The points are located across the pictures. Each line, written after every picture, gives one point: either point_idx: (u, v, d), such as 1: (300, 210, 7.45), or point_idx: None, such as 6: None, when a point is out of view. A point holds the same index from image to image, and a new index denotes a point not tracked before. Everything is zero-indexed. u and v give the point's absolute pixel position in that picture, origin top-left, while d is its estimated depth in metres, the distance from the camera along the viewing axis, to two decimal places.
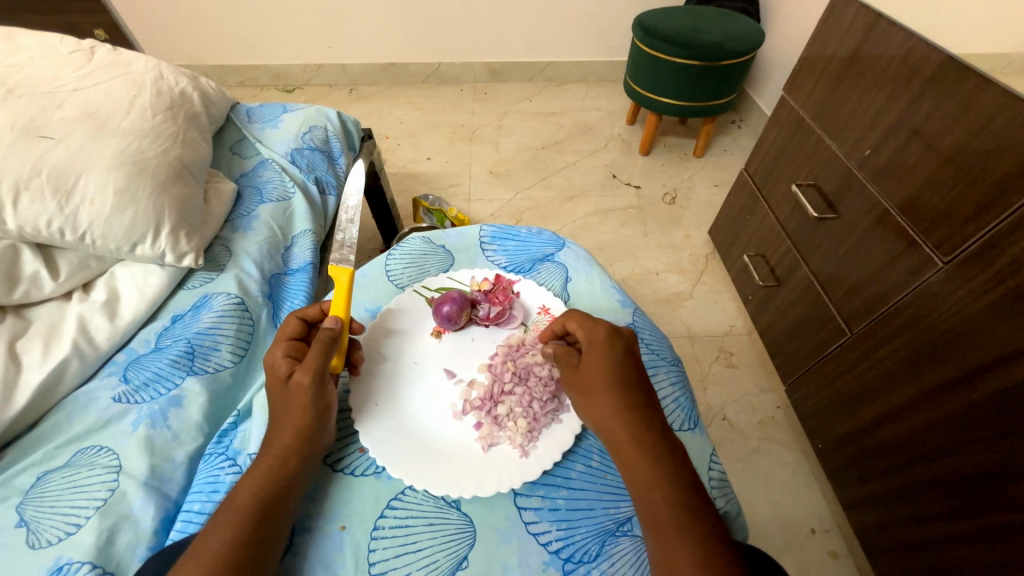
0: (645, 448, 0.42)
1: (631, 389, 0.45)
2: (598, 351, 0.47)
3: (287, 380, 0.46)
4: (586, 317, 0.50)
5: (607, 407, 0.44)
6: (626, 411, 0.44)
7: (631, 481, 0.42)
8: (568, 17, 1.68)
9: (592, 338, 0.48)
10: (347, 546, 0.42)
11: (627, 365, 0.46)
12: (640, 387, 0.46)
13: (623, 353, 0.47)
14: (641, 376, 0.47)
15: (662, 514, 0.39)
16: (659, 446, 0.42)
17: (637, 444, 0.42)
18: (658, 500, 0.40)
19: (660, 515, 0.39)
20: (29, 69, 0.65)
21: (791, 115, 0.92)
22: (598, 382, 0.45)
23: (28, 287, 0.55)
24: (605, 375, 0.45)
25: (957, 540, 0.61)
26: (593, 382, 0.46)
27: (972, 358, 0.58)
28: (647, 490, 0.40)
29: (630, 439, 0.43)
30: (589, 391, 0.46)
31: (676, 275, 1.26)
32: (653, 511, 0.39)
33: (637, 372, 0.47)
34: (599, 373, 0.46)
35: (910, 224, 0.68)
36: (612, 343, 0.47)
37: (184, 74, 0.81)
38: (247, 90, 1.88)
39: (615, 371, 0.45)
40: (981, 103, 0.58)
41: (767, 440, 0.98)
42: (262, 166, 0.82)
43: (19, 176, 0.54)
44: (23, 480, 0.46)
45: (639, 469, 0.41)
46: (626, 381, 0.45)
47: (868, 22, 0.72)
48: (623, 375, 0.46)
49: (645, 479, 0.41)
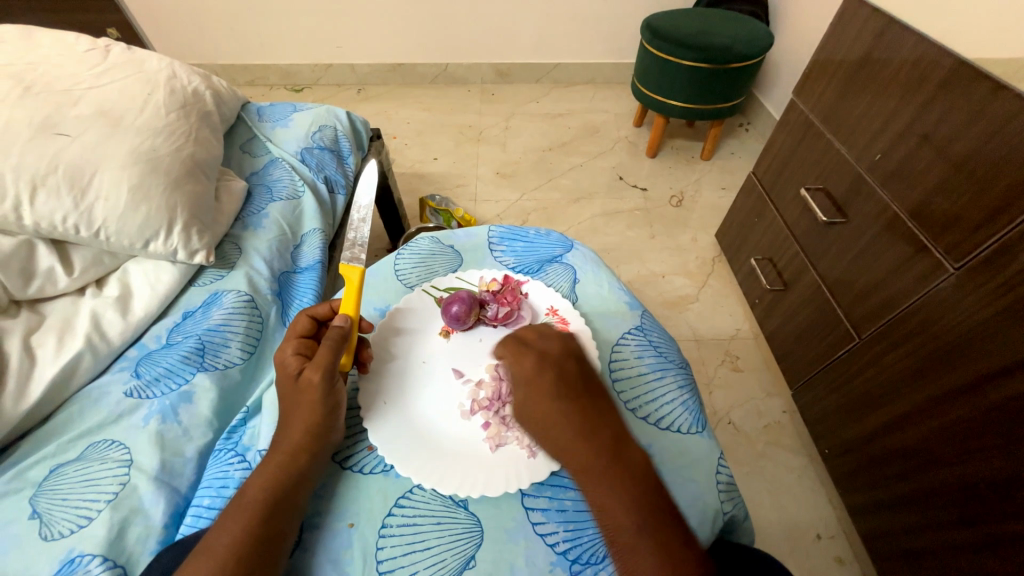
0: (604, 473, 0.41)
1: (572, 417, 0.44)
2: (535, 384, 0.46)
3: (297, 376, 0.46)
4: (524, 343, 0.49)
5: (562, 434, 0.43)
6: (572, 443, 0.43)
7: (596, 509, 0.41)
8: (577, 20, 1.69)
9: (525, 368, 0.47)
10: (356, 543, 0.43)
11: (564, 392, 0.45)
12: (590, 404, 0.45)
13: (567, 371, 0.47)
14: (586, 395, 0.46)
15: (632, 541, 0.38)
16: (618, 467, 0.41)
17: (597, 468, 0.41)
18: (624, 526, 0.39)
19: (630, 542, 0.38)
20: (45, 66, 0.66)
21: (800, 119, 0.92)
22: (546, 413, 0.44)
23: (43, 282, 0.56)
24: (551, 406, 0.44)
25: (963, 547, 0.61)
26: (539, 409, 0.45)
27: (980, 365, 0.58)
28: (611, 519, 0.40)
29: (591, 464, 0.42)
30: (542, 421, 0.45)
31: (682, 278, 1.26)
32: (622, 540, 0.39)
33: (578, 394, 0.45)
34: (548, 402, 0.45)
35: (920, 229, 0.67)
36: (543, 371, 0.46)
37: (197, 72, 0.81)
38: (256, 89, 1.89)
39: (560, 397, 0.45)
40: (994, 107, 0.57)
41: (773, 445, 0.98)
42: (273, 165, 0.83)
43: (36, 172, 0.55)
44: (37, 472, 0.47)
45: (603, 497, 0.40)
46: (568, 408, 0.44)
47: (880, 25, 0.72)
48: (566, 398, 0.45)
49: (610, 507, 0.40)
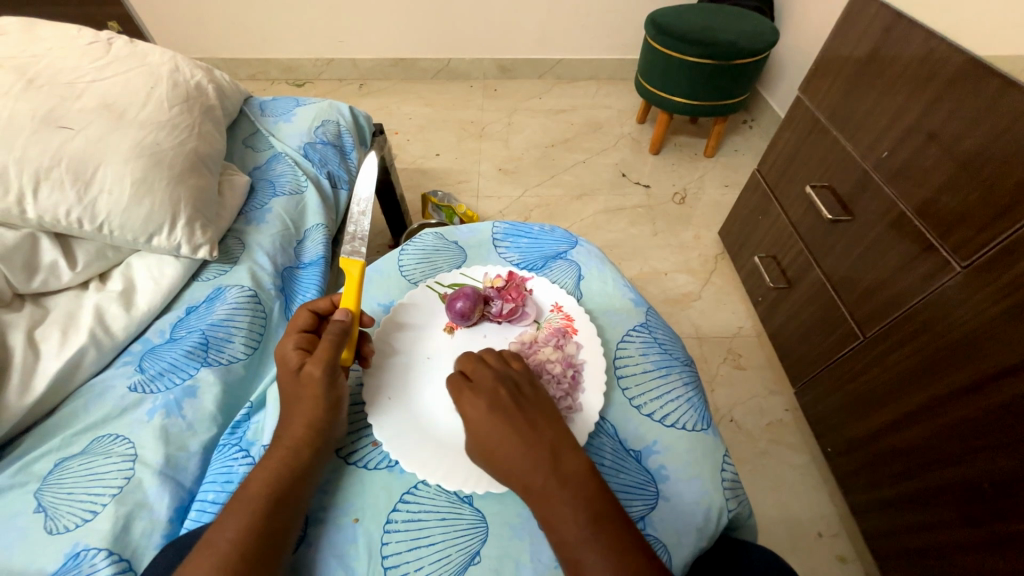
0: (544, 493, 0.40)
1: (508, 451, 0.42)
2: (472, 419, 0.45)
3: (298, 371, 0.46)
4: (465, 375, 0.48)
5: (502, 458, 0.43)
6: (516, 478, 0.42)
7: (547, 531, 0.40)
8: (580, 15, 1.68)
9: (462, 402, 0.46)
10: (361, 539, 0.43)
11: (498, 424, 0.44)
12: (525, 421, 0.44)
13: (500, 389, 0.46)
14: (521, 413, 0.44)
15: (581, 560, 0.38)
16: (557, 483, 0.40)
17: (537, 487, 0.41)
18: (572, 543, 0.38)
19: (580, 561, 0.38)
20: (48, 59, 0.65)
21: (806, 115, 0.91)
22: (484, 441, 0.44)
23: (46, 276, 0.56)
24: (490, 438, 0.43)
25: (967, 547, 0.61)
26: (476, 436, 0.44)
27: (986, 364, 0.58)
28: (560, 539, 0.39)
29: (531, 486, 0.41)
30: (483, 447, 0.44)
31: (684, 275, 1.26)
32: (573, 559, 0.38)
33: (513, 422, 0.44)
34: (483, 428, 0.44)
35: (927, 227, 0.67)
36: (476, 401, 0.45)
37: (200, 66, 0.81)
38: (258, 84, 1.89)
39: (491, 422, 0.44)
40: (1003, 104, 0.57)
41: (776, 443, 0.98)
42: (276, 159, 0.82)
43: (39, 165, 0.55)
44: (41, 466, 0.47)
45: (549, 516, 0.40)
46: (503, 440, 0.43)
47: (888, 21, 0.71)
48: (499, 420, 0.44)
49: (558, 528, 0.39)
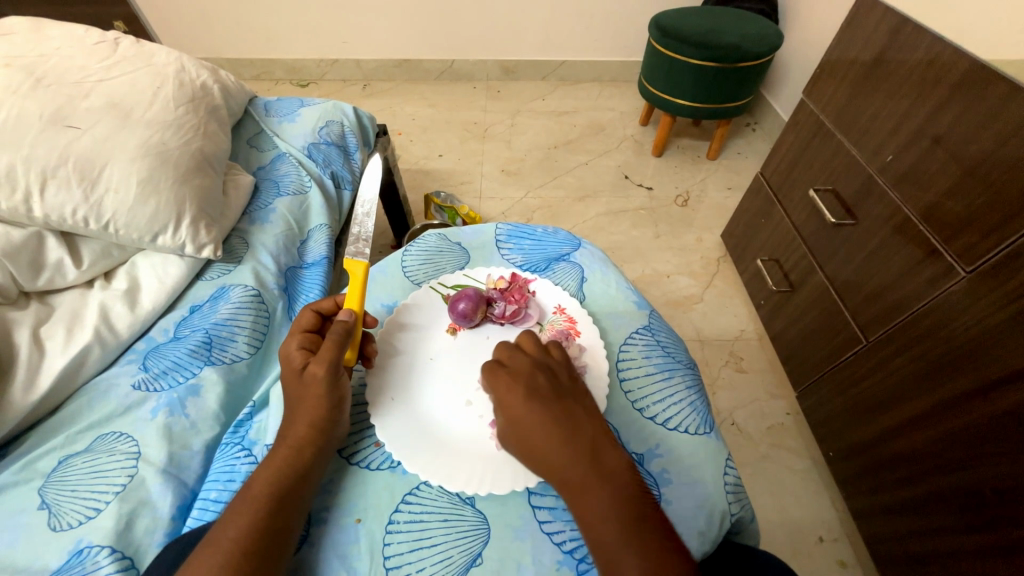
0: (583, 485, 0.40)
1: (547, 439, 0.42)
2: (510, 405, 0.45)
3: (301, 371, 0.46)
4: (501, 364, 0.48)
5: (540, 447, 0.42)
6: (554, 467, 0.42)
7: (581, 523, 0.40)
8: (584, 17, 1.68)
9: (500, 389, 0.46)
10: (363, 539, 0.43)
11: (538, 411, 0.43)
12: (565, 412, 0.44)
13: (539, 379, 0.46)
14: (561, 404, 0.44)
15: (616, 555, 0.37)
16: (596, 476, 0.40)
17: (575, 478, 0.40)
18: (607, 538, 0.38)
19: (614, 556, 0.37)
20: (56, 58, 0.66)
21: (810, 119, 0.91)
22: (523, 429, 0.44)
23: (52, 274, 0.56)
24: (529, 423, 0.43)
25: (970, 553, 0.60)
26: (514, 425, 0.44)
27: (990, 370, 0.57)
28: (594, 532, 0.39)
29: (569, 477, 0.41)
30: (521, 436, 0.44)
31: (686, 278, 1.26)
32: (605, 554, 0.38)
33: (553, 410, 0.44)
34: (522, 417, 0.44)
35: (931, 232, 0.67)
36: (514, 389, 0.45)
37: (205, 66, 0.81)
38: (262, 83, 1.89)
39: (531, 411, 0.44)
40: (1010, 109, 0.57)
41: (777, 447, 0.98)
42: (280, 160, 0.83)
43: (47, 164, 0.55)
44: (46, 463, 0.47)
45: (585, 509, 0.39)
46: (543, 427, 0.43)
47: (894, 25, 0.72)
48: (540, 409, 0.44)
49: (592, 521, 0.39)
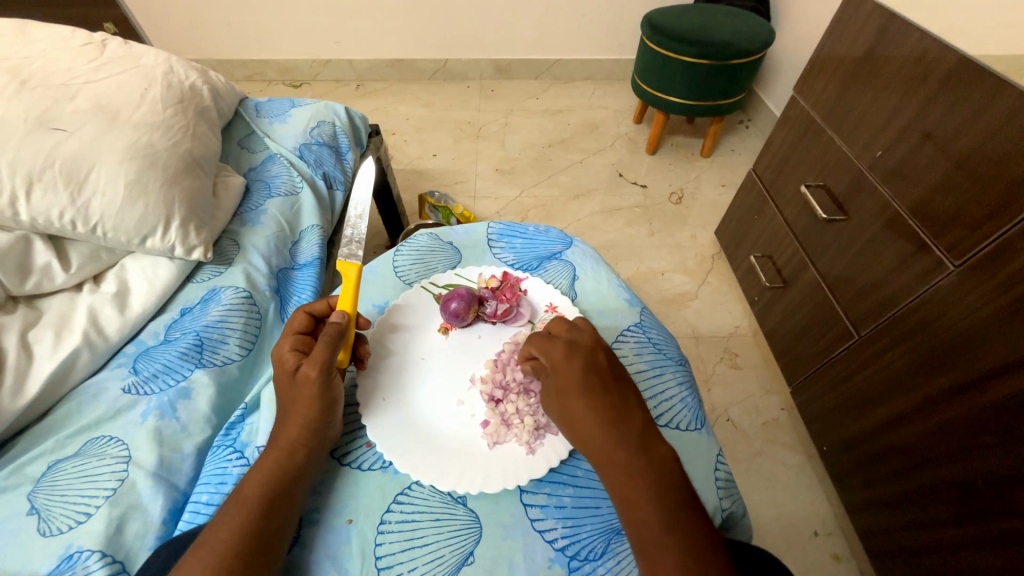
0: (630, 464, 0.40)
1: (601, 413, 0.43)
2: (563, 375, 0.45)
3: (294, 373, 0.46)
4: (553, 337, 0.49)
5: (590, 423, 0.42)
6: (603, 441, 0.42)
7: (620, 501, 0.40)
8: (577, 15, 1.68)
9: (553, 358, 0.46)
10: (354, 540, 0.43)
11: (594, 385, 0.44)
12: (617, 394, 0.44)
13: (597, 359, 0.46)
14: (614, 384, 0.45)
15: (654, 536, 0.37)
16: (644, 460, 0.40)
17: (624, 457, 0.40)
18: (646, 519, 0.38)
19: (649, 534, 0.38)
20: (42, 61, 0.65)
21: (801, 115, 0.92)
22: (574, 404, 0.43)
23: (40, 278, 0.56)
24: (582, 397, 0.43)
25: (961, 546, 0.61)
26: (566, 400, 0.44)
27: (980, 363, 0.58)
28: (631, 510, 0.39)
29: (617, 455, 0.41)
30: (569, 413, 0.44)
31: (680, 275, 1.26)
32: (640, 530, 0.38)
33: (609, 388, 0.44)
34: (574, 393, 0.44)
35: (921, 226, 0.67)
36: (571, 360, 0.45)
37: (194, 67, 0.81)
38: (255, 84, 1.89)
39: (587, 386, 0.44)
40: (997, 104, 0.57)
41: (771, 442, 0.98)
42: (271, 160, 0.82)
43: (32, 168, 0.55)
44: (35, 468, 0.47)
45: (627, 487, 0.39)
46: (599, 402, 0.43)
47: (883, 21, 0.72)
48: (596, 386, 0.44)
49: (632, 499, 0.39)
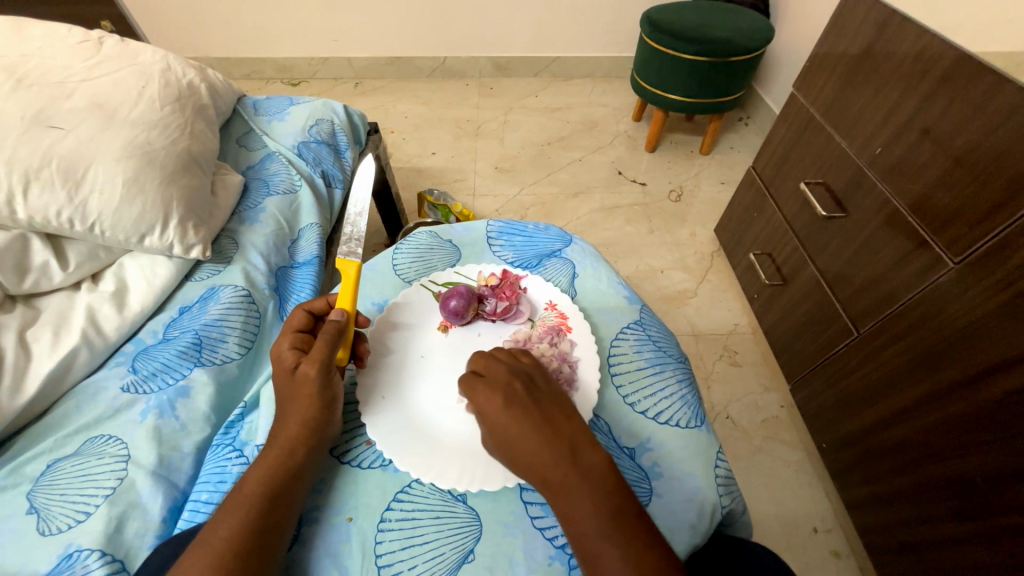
0: (565, 486, 0.39)
1: (525, 441, 0.41)
2: (485, 412, 0.44)
3: (293, 371, 0.46)
4: (477, 373, 0.47)
5: (521, 451, 0.42)
6: (535, 469, 0.41)
7: (565, 523, 0.39)
8: (576, 12, 1.67)
9: (477, 396, 0.45)
10: (355, 538, 0.43)
11: (515, 414, 0.43)
12: (540, 415, 0.43)
13: (514, 382, 0.45)
14: (539, 409, 0.43)
15: (600, 555, 0.37)
16: (578, 477, 0.40)
17: (556, 479, 0.40)
18: (593, 539, 0.38)
19: (596, 552, 0.37)
20: (38, 59, 0.65)
21: (801, 113, 0.91)
22: (501, 436, 0.43)
23: (37, 277, 0.56)
24: (506, 428, 0.42)
25: (960, 540, 0.61)
26: (493, 430, 0.43)
27: (979, 359, 0.58)
28: (577, 532, 0.39)
29: (552, 478, 0.40)
30: (503, 442, 0.43)
31: (680, 273, 1.26)
32: (588, 552, 0.38)
33: (530, 410, 0.43)
34: (501, 422, 0.43)
35: (920, 223, 0.67)
36: (492, 397, 0.44)
37: (192, 65, 0.80)
38: (253, 83, 1.88)
39: (507, 415, 0.43)
40: (997, 101, 0.57)
41: (771, 439, 0.98)
42: (270, 158, 0.82)
43: (30, 166, 0.54)
44: (34, 467, 0.46)
45: (569, 509, 0.39)
46: (522, 429, 0.42)
47: (882, 18, 0.72)
48: (518, 416, 0.43)
49: (576, 522, 0.39)
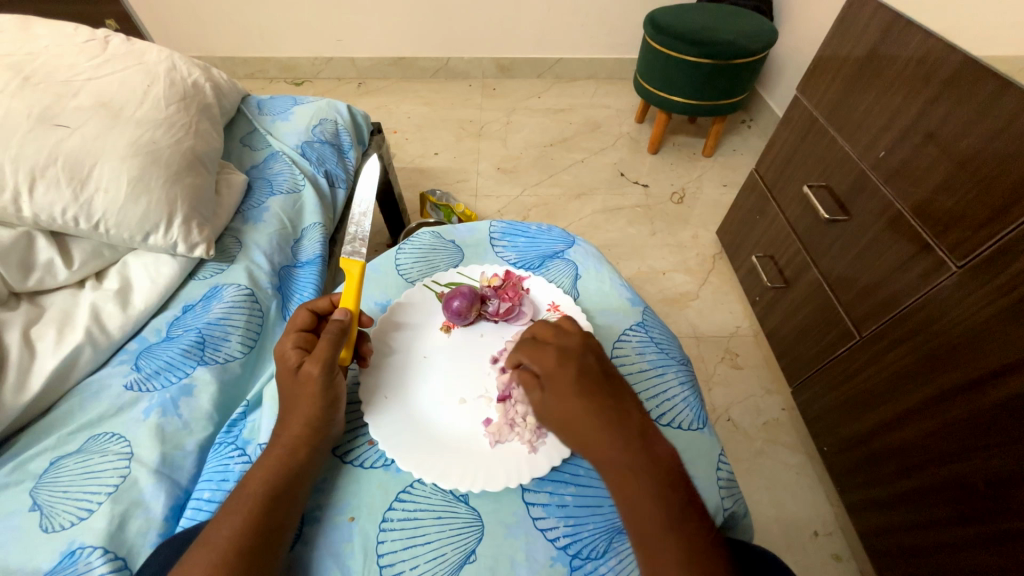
0: (633, 468, 0.39)
1: (598, 415, 0.41)
2: (558, 381, 0.43)
3: (297, 370, 0.46)
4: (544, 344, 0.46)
5: (589, 427, 0.41)
6: (602, 444, 0.40)
7: (621, 503, 0.39)
8: (579, 14, 1.68)
9: (546, 366, 0.44)
10: (356, 537, 0.43)
11: (590, 387, 0.42)
12: (614, 395, 0.42)
13: (588, 359, 0.44)
14: (610, 389, 0.43)
15: (656, 537, 0.37)
16: (645, 461, 0.39)
17: (624, 457, 0.39)
18: (651, 522, 0.38)
19: (650, 534, 0.37)
20: (45, 57, 0.65)
21: (804, 115, 0.91)
22: (570, 409, 0.41)
23: (42, 274, 0.56)
24: (578, 403, 0.41)
25: (961, 545, 0.61)
26: (563, 403, 0.42)
27: (981, 364, 0.58)
28: (634, 512, 0.38)
29: (619, 457, 0.40)
30: (570, 417, 0.42)
31: (682, 275, 1.26)
32: (641, 533, 0.38)
33: (604, 388, 0.43)
34: (572, 397, 0.42)
35: (924, 227, 0.67)
36: (565, 368, 0.43)
37: (197, 64, 0.81)
38: (257, 82, 1.89)
39: (582, 389, 0.42)
40: (1000, 104, 0.57)
41: (772, 442, 0.98)
42: (273, 158, 0.82)
43: (35, 164, 0.55)
44: (37, 464, 0.47)
45: (630, 491, 0.39)
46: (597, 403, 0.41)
47: (886, 21, 0.72)
48: (592, 391, 0.42)
49: (635, 502, 0.38)
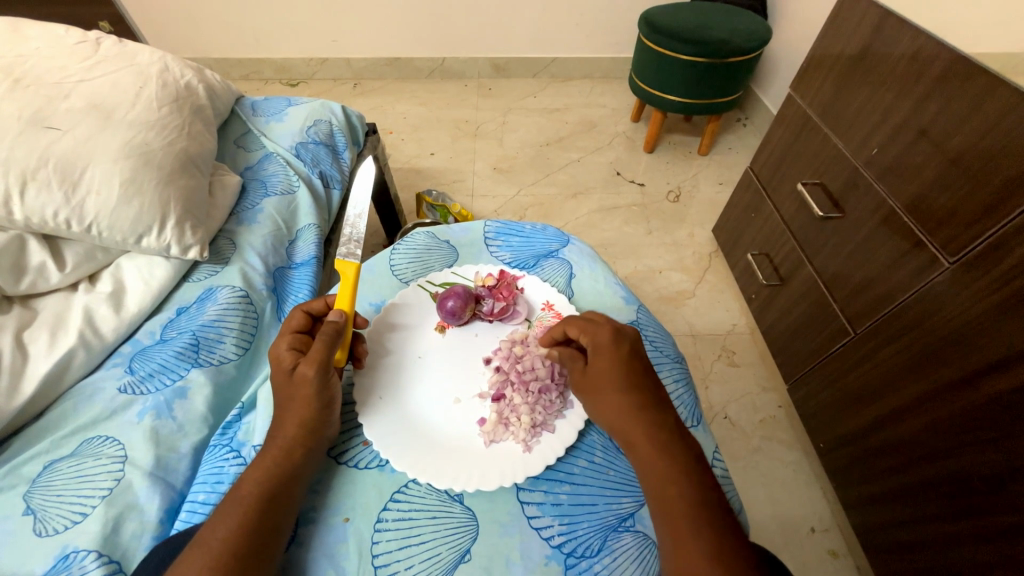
0: (665, 440, 0.42)
1: (640, 390, 0.45)
2: (606, 355, 0.46)
3: (291, 371, 0.46)
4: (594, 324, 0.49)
5: (632, 399, 0.44)
6: (641, 415, 0.43)
7: (644, 472, 0.42)
8: (574, 13, 1.68)
9: (598, 341, 0.47)
10: (350, 538, 0.43)
11: (635, 366, 0.46)
12: (654, 381, 0.46)
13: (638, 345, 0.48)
14: (651, 373, 0.47)
15: (678, 504, 0.39)
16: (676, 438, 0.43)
17: (660, 429, 0.43)
18: (673, 491, 0.40)
19: (672, 500, 0.39)
20: (36, 60, 0.65)
21: (798, 113, 0.92)
22: (617, 381, 0.45)
23: (34, 277, 0.56)
24: (624, 380, 0.45)
25: (956, 540, 0.61)
26: (611, 375, 0.45)
27: (974, 360, 0.58)
28: (659, 479, 0.41)
29: (654, 428, 0.43)
30: (615, 389, 0.45)
31: (678, 273, 1.26)
32: (664, 499, 0.40)
33: (645, 370, 0.47)
34: (620, 372, 0.45)
35: (917, 224, 0.68)
36: (618, 344, 0.47)
37: (190, 66, 0.81)
38: (252, 83, 1.88)
39: (631, 367, 0.46)
40: (992, 101, 0.57)
41: (769, 439, 0.98)
42: (267, 159, 0.82)
43: (26, 167, 0.54)
44: (30, 468, 0.46)
45: (661, 457, 0.41)
46: (638, 382, 0.45)
47: (878, 19, 0.72)
48: (638, 370, 0.46)
49: (663, 470, 0.41)
